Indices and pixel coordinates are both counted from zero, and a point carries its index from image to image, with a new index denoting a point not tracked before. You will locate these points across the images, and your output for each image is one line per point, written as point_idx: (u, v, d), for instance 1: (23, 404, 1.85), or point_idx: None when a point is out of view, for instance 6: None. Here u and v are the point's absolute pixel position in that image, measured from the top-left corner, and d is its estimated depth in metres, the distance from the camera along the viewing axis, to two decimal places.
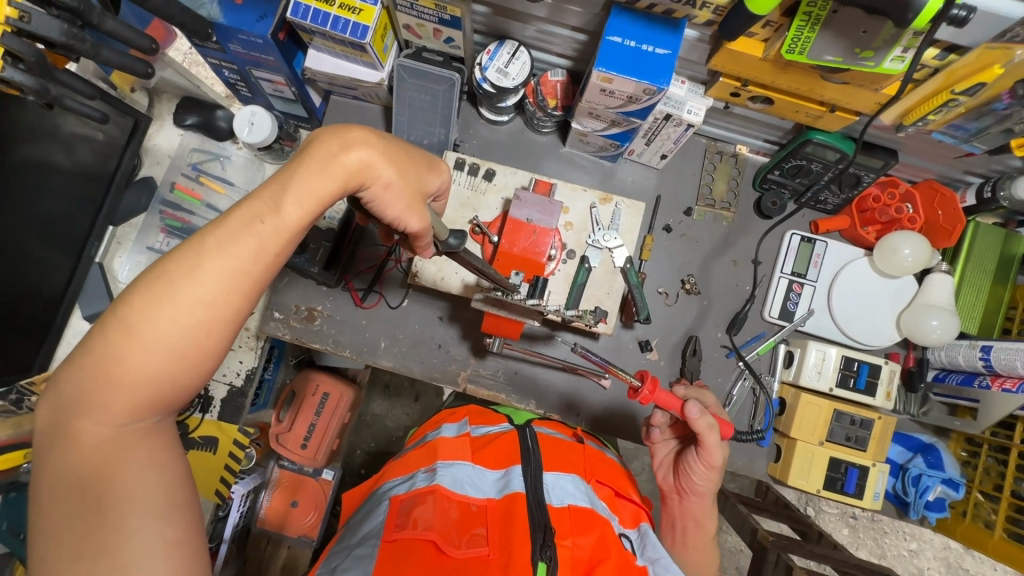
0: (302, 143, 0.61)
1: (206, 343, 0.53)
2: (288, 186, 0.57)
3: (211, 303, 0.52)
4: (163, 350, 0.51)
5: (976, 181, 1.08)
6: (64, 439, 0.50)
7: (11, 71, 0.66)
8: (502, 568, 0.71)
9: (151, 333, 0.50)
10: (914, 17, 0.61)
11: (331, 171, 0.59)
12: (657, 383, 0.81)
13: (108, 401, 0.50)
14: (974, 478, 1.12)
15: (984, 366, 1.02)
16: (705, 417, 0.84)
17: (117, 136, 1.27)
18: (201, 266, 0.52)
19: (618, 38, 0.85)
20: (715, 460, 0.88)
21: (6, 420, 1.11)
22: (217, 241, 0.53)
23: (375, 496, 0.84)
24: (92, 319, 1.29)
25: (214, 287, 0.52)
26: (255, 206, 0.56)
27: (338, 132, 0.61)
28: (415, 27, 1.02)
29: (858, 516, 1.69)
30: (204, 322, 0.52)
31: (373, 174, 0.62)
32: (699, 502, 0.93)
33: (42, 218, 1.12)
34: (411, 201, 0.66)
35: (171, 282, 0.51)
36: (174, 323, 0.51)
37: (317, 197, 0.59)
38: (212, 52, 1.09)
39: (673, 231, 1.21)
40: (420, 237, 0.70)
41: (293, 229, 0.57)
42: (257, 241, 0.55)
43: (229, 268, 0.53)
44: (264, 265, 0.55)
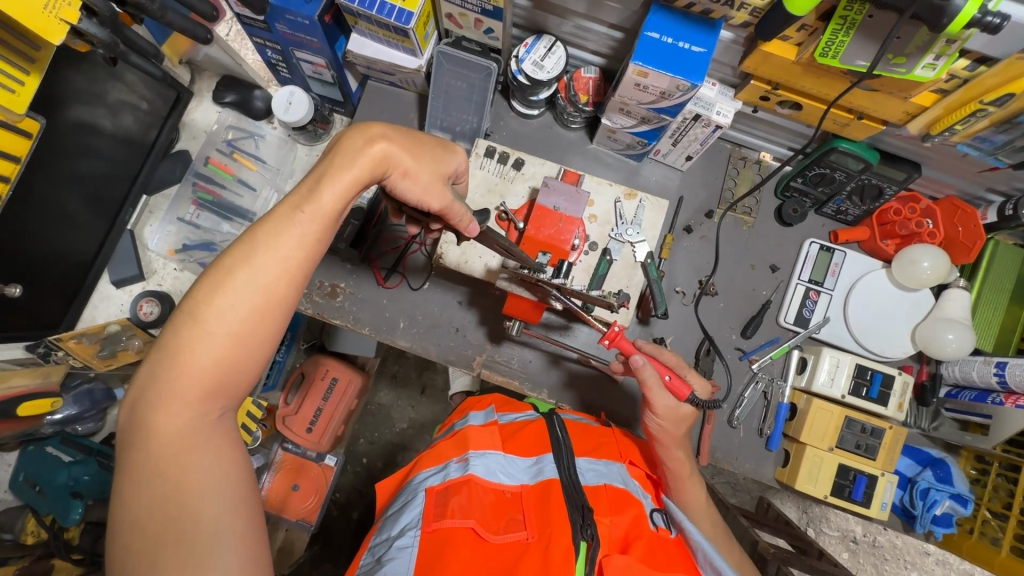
0: (329, 145, 0.65)
1: (260, 329, 0.58)
2: (322, 178, 0.62)
3: (265, 287, 0.57)
4: (226, 334, 0.56)
5: (997, 200, 1.09)
6: (142, 430, 0.54)
7: (88, 24, 0.76)
8: (542, 550, 0.70)
9: (214, 319, 0.55)
10: (948, 22, 0.64)
11: (358, 161, 0.63)
12: (619, 332, 0.90)
13: (182, 389, 0.55)
14: (984, 496, 1.14)
15: (998, 382, 1.03)
16: (647, 367, 0.89)
17: (161, 107, 1.32)
18: (254, 255, 0.57)
19: (655, 34, 0.88)
20: (661, 412, 0.90)
21: (35, 369, 1.21)
22: (266, 236, 0.58)
23: (410, 487, 0.83)
24: (120, 283, 1.35)
25: (266, 274, 0.57)
26: (293, 198, 0.61)
27: (360, 129, 0.65)
28: (457, 17, 1.05)
29: (859, 541, 1.67)
30: (260, 305, 0.57)
31: (394, 162, 0.66)
32: (667, 454, 0.93)
33: (85, 180, 1.16)
34: (432, 182, 0.70)
35: (230, 270, 0.57)
36: (233, 310, 0.56)
37: (348, 185, 0.63)
38: (258, 31, 1.13)
39: (694, 232, 1.22)
40: (453, 217, 0.76)
41: (331, 214, 0.62)
42: (299, 230, 0.60)
43: (277, 258, 0.58)
44: (307, 251, 0.60)
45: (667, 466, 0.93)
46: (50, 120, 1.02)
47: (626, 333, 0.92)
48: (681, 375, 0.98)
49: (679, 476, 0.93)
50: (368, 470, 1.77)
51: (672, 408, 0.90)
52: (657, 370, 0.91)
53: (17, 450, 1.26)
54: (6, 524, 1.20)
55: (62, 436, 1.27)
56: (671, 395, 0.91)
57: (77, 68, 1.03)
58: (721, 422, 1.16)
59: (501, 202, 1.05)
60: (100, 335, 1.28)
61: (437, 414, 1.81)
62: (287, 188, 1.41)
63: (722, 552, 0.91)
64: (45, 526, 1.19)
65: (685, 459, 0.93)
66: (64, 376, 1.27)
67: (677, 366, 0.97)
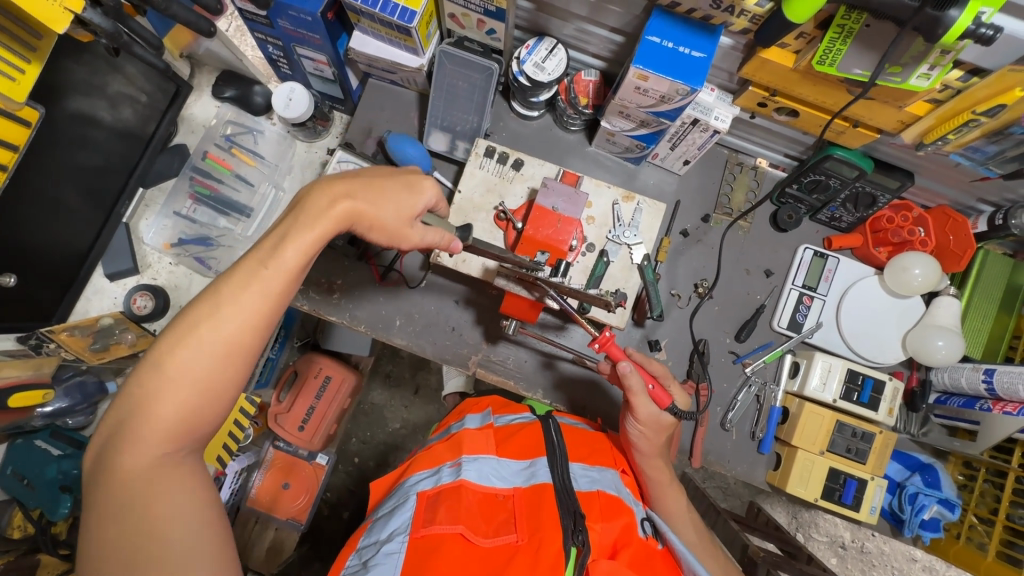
0: (294, 201, 0.66)
1: (225, 376, 0.59)
2: (286, 237, 0.62)
3: (229, 337, 0.59)
4: (190, 382, 0.58)
5: (988, 210, 1.11)
6: (108, 473, 0.56)
7: (92, 14, 0.76)
8: (532, 555, 0.70)
9: (177, 369, 0.57)
10: (942, 34, 0.66)
11: (320, 221, 0.64)
12: (610, 338, 0.91)
13: (146, 433, 0.56)
14: (971, 502, 1.15)
15: (987, 389, 1.05)
16: (634, 375, 0.89)
17: (159, 101, 1.32)
18: (219, 308, 0.59)
19: (656, 39, 0.89)
20: (642, 418, 0.91)
21: (28, 360, 1.19)
22: (230, 288, 0.60)
23: (402, 490, 0.83)
24: (114, 277, 1.35)
25: (231, 327, 0.59)
26: (258, 255, 0.62)
27: (324, 186, 0.66)
28: (460, 17, 1.05)
29: (847, 546, 1.68)
30: (224, 354, 0.59)
31: (361, 218, 0.67)
32: (647, 462, 0.94)
33: (81, 171, 1.15)
34: (398, 225, 0.71)
35: (194, 323, 0.58)
36: (197, 358, 0.58)
37: (311, 243, 0.63)
38: (260, 27, 1.13)
39: (690, 235, 1.23)
40: (430, 245, 0.77)
41: (292, 271, 0.62)
42: (261, 286, 0.61)
43: (239, 312, 0.59)
44: (271, 305, 0.61)
45: (647, 475, 0.95)
46: (48, 111, 1.01)
47: (616, 339, 0.93)
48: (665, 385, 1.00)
49: (661, 484, 0.94)
50: (360, 469, 1.77)
51: (654, 415, 0.91)
52: (642, 378, 0.92)
53: (6, 442, 1.23)
54: None
55: (52, 429, 1.26)
56: (653, 403, 0.92)
57: (78, 59, 1.02)
58: (714, 425, 1.17)
59: (500, 202, 1.06)
60: (93, 328, 1.28)
61: (430, 414, 1.81)
62: (285, 185, 1.40)
63: (704, 559, 0.92)
64: (33, 520, 1.18)
65: (663, 470, 0.95)
66: (55, 369, 1.24)
67: (663, 376, 0.99)
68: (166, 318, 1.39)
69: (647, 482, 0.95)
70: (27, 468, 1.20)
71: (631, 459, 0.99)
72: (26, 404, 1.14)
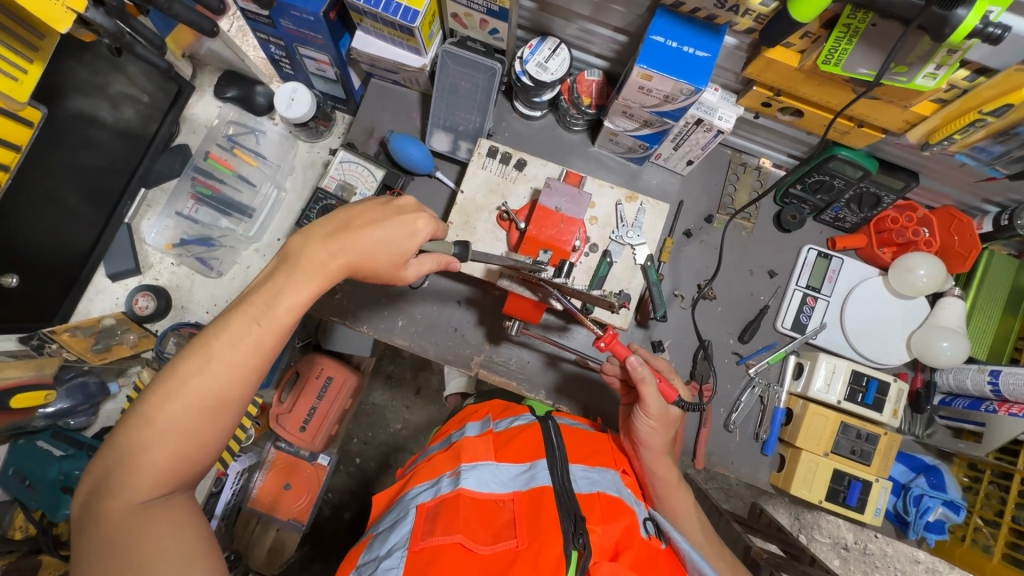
0: (288, 253, 0.70)
1: (213, 426, 0.62)
2: (280, 294, 0.66)
3: (220, 388, 0.62)
4: (179, 432, 0.60)
5: (993, 210, 1.11)
6: (97, 518, 0.58)
7: (94, 13, 0.76)
8: (532, 560, 0.70)
9: (166, 419, 0.60)
10: (950, 33, 0.65)
11: (314, 279, 0.68)
12: (615, 336, 0.91)
13: (134, 481, 0.58)
14: (975, 503, 1.15)
15: (992, 390, 1.04)
16: (643, 368, 0.89)
17: (161, 101, 1.32)
18: (210, 361, 0.62)
19: (660, 38, 0.89)
20: (653, 412, 0.90)
21: (29, 360, 1.18)
22: (222, 342, 0.63)
23: (402, 503, 0.84)
24: (115, 277, 1.35)
25: (221, 378, 0.62)
26: (252, 309, 0.65)
27: (318, 240, 0.70)
28: (462, 16, 1.05)
29: (850, 548, 1.68)
30: (213, 407, 0.62)
31: (355, 270, 0.72)
32: (651, 457, 0.94)
33: (83, 172, 1.15)
34: (391, 268, 0.74)
35: (185, 376, 0.61)
36: (186, 409, 0.60)
37: (304, 299, 0.67)
38: (262, 27, 1.13)
39: (693, 236, 1.23)
40: (428, 273, 0.81)
41: (286, 326, 0.66)
42: (254, 340, 0.64)
43: (230, 367, 0.62)
44: (262, 357, 0.65)
45: (652, 472, 0.95)
46: (51, 111, 1.01)
47: (620, 337, 0.92)
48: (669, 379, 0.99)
49: (664, 484, 0.94)
50: (362, 470, 1.77)
51: (662, 409, 0.91)
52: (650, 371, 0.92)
53: (7, 443, 1.23)
54: None
55: (53, 430, 1.25)
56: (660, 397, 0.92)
57: (79, 59, 1.02)
58: (717, 427, 1.16)
59: (503, 202, 1.06)
60: (95, 329, 1.29)
61: (432, 415, 1.80)
62: (287, 185, 1.40)
63: (710, 560, 0.91)
64: (34, 521, 1.18)
65: (666, 469, 0.94)
66: (58, 369, 1.23)
67: (668, 371, 0.99)
68: (168, 319, 1.38)
69: (652, 481, 0.95)
70: (29, 469, 1.20)
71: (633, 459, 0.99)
72: (28, 404, 1.14)
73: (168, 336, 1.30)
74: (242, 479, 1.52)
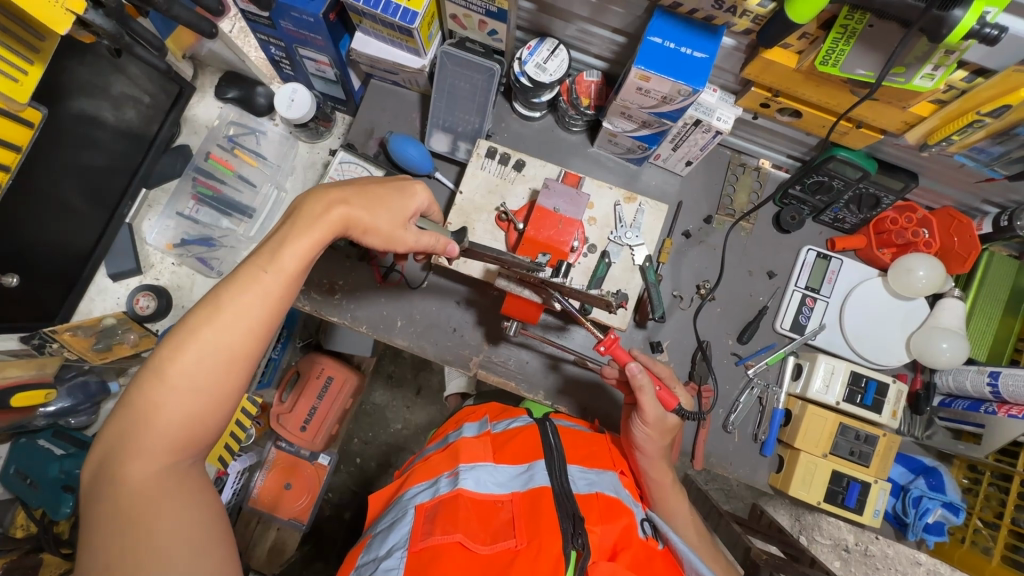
0: (291, 208, 0.69)
1: (227, 381, 0.60)
2: (285, 241, 0.65)
3: (231, 341, 0.60)
4: (191, 389, 0.59)
5: (993, 211, 1.10)
6: (111, 481, 0.56)
7: (94, 15, 0.77)
8: (532, 558, 0.70)
9: (177, 374, 0.58)
10: (946, 34, 0.65)
11: (316, 227, 0.66)
12: (615, 340, 0.90)
13: (148, 440, 0.57)
14: (975, 505, 1.15)
15: (991, 392, 1.04)
16: (644, 376, 0.88)
17: (163, 101, 1.32)
18: (219, 312, 0.60)
19: (658, 39, 0.89)
20: (650, 420, 0.90)
21: (30, 360, 1.18)
22: (230, 294, 0.61)
23: (400, 503, 0.84)
24: (116, 277, 1.35)
25: (231, 331, 0.60)
26: (256, 260, 0.64)
27: (319, 194, 0.69)
28: (461, 18, 1.05)
29: (851, 549, 1.67)
30: (224, 361, 0.60)
31: (355, 224, 0.70)
32: (649, 463, 0.94)
33: (85, 171, 1.16)
34: (391, 228, 0.74)
35: (193, 329, 0.59)
36: (198, 364, 0.59)
37: (309, 246, 0.66)
38: (262, 28, 1.14)
39: (692, 236, 1.23)
40: (425, 248, 0.81)
41: (293, 273, 0.64)
42: (262, 288, 0.62)
43: (239, 320, 0.61)
44: (269, 310, 0.63)
45: (649, 476, 0.95)
46: (52, 112, 1.01)
47: (621, 341, 0.92)
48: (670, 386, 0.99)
49: (661, 485, 0.94)
50: (362, 470, 1.77)
51: (660, 416, 0.90)
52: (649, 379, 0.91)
53: (9, 442, 1.24)
54: None
55: (54, 428, 1.26)
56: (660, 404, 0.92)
57: (81, 60, 1.03)
58: (717, 427, 1.16)
59: (502, 203, 1.06)
60: (96, 328, 1.29)
61: (432, 415, 1.80)
62: (287, 185, 1.40)
63: (707, 561, 0.91)
64: (35, 519, 1.19)
65: (665, 473, 0.94)
66: (58, 368, 1.24)
67: (668, 378, 0.99)
68: (169, 318, 1.39)
69: (649, 483, 0.95)
70: (30, 468, 1.20)
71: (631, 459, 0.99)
72: (29, 403, 1.15)
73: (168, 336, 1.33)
74: (242, 479, 1.54)
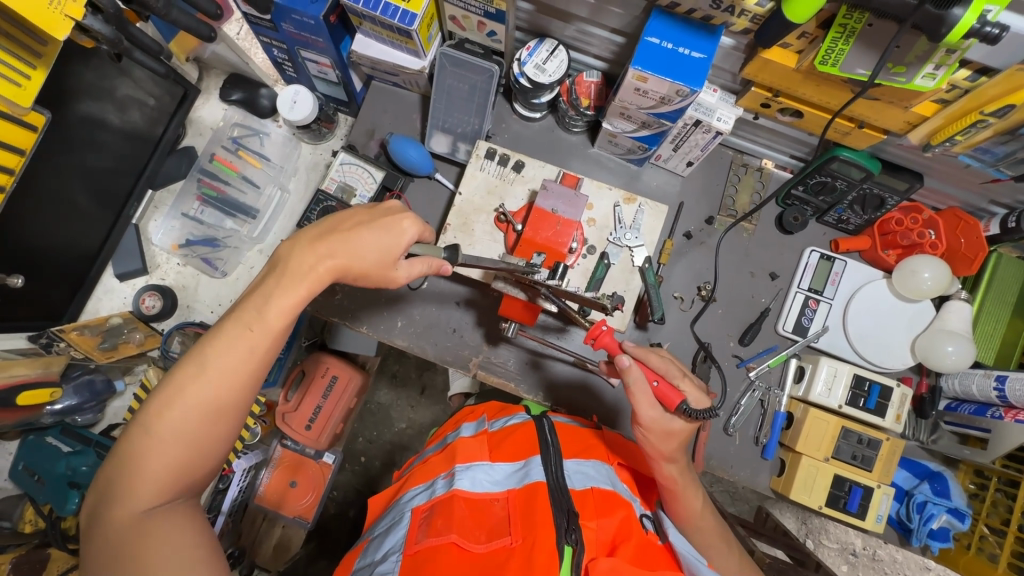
0: (280, 258, 0.70)
1: (213, 432, 0.65)
2: (270, 298, 0.67)
3: (217, 395, 0.64)
4: (179, 440, 0.63)
5: (1001, 212, 1.08)
6: (103, 525, 0.60)
7: (93, 20, 0.78)
8: (525, 555, 0.70)
9: (165, 428, 0.62)
10: (946, 32, 0.64)
11: (302, 283, 0.68)
12: (601, 330, 0.86)
13: (136, 488, 0.61)
14: (981, 511, 1.13)
15: (998, 396, 1.02)
16: (634, 368, 0.82)
17: (168, 103, 1.34)
18: (205, 370, 0.64)
19: (655, 39, 0.88)
20: (647, 422, 0.83)
21: (36, 359, 1.21)
22: (216, 351, 0.64)
23: (398, 506, 0.86)
24: (123, 277, 1.38)
25: (216, 386, 0.64)
26: (243, 317, 0.66)
27: (308, 245, 0.69)
28: (460, 19, 1.06)
29: (859, 554, 1.65)
30: (210, 414, 0.64)
31: (348, 271, 0.71)
32: (658, 466, 0.86)
33: (92, 173, 1.18)
34: (382, 268, 0.73)
35: (180, 385, 0.63)
36: (185, 419, 0.63)
37: (292, 303, 0.68)
38: (264, 31, 1.15)
39: (693, 238, 1.22)
40: (419, 277, 0.79)
41: (279, 331, 0.67)
42: (248, 346, 0.65)
43: (224, 375, 0.64)
44: (256, 362, 0.66)
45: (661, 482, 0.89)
46: (57, 115, 1.03)
47: (612, 331, 0.87)
48: (672, 381, 0.85)
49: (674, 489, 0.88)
50: (366, 469, 1.78)
51: (658, 418, 0.82)
52: (642, 375, 0.83)
53: (19, 438, 1.28)
54: (4, 512, 1.24)
55: (63, 426, 1.29)
56: (659, 404, 0.82)
57: (87, 64, 1.04)
58: (717, 430, 1.15)
59: (500, 205, 1.06)
60: (102, 327, 1.31)
61: (436, 415, 1.81)
62: (290, 187, 1.41)
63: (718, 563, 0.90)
64: (43, 515, 1.21)
65: (677, 474, 0.86)
66: (65, 367, 1.26)
67: (670, 370, 0.85)
68: (174, 318, 1.41)
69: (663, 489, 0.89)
70: (38, 464, 1.23)
71: (635, 456, 0.97)
72: (36, 401, 1.18)
73: (173, 335, 1.35)
74: (248, 476, 1.53)
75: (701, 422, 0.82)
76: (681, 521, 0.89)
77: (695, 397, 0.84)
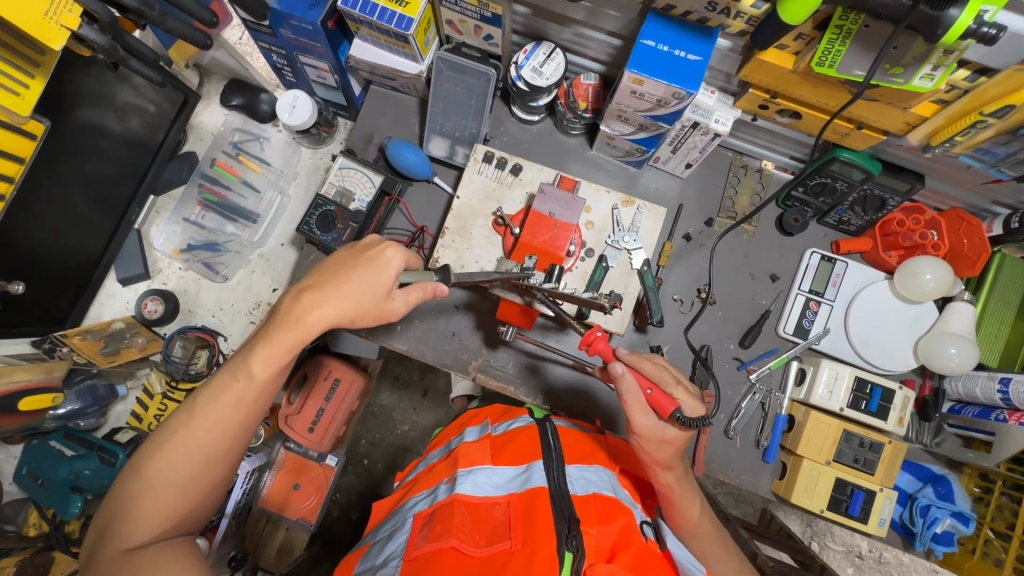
0: (271, 309, 0.73)
1: (203, 476, 0.70)
2: (257, 350, 0.70)
3: (205, 443, 0.69)
4: (171, 483, 0.69)
5: (1004, 212, 1.07)
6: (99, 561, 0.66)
7: (89, 30, 0.79)
8: (525, 559, 0.70)
9: (156, 472, 0.68)
10: (942, 34, 0.64)
11: (294, 332, 0.70)
12: (595, 337, 0.86)
13: (130, 527, 0.67)
14: (986, 515, 1.11)
15: (1002, 398, 1.01)
16: (627, 376, 0.81)
17: (168, 109, 1.35)
18: (193, 419, 0.69)
19: (651, 42, 0.88)
20: (641, 430, 0.82)
21: (38, 364, 1.21)
22: (205, 400, 0.70)
23: (402, 511, 0.86)
24: (126, 281, 1.39)
25: (203, 435, 0.69)
26: (231, 367, 0.71)
27: (294, 298, 0.71)
28: (457, 23, 1.06)
29: (864, 556, 1.64)
30: (200, 460, 0.70)
31: (345, 320, 0.72)
32: (656, 473, 0.85)
33: (93, 180, 1.19)
34: (377, 304, 0.73)
35: (171, 433, 0.69)
36: (175, 463, 0.69)
37: (280, 354, 0.70)
38: (263, 36, 1.15)
39: (693, 240, 1.22)
40: (417, 303, 0.79)
41: (264, 381, 0.71)
42: (235, 395, 0.70)
43: (212, 425, 0.70)
44: (244, 411, 0.71)
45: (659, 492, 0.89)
46: (57, 122, 1.04)
47: (606, 338, 0.87)
48: (666, 388, 0.84)
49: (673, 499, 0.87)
50: (369, 471, 1.79)
51: (653, 426, 0.81)
52: (636, 382, 0.82)
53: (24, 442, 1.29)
54: (8, 516, 1.25)
55: (65, 430, 1.28)
56: (653, 411, 0.81)
57: (86, 71, 1.05)
58: (717, 433, 1.15)
59: (498, 208, 1.06)
60: (105, 332, 1.32)
61: (438, 417, 1.81)
62: (290, 191, 1.43)
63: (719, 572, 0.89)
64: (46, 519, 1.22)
65: (674, 481, 0.86)
66: (67, 372, 1.28)
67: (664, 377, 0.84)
68: (176, 323, 1.42)
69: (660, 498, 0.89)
70: (41, 468, 1.24)
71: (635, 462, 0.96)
72: (38, 407, 1.18)
73: (174, 340, 1.35)
74: (252, 479, 1.53)
75: (696, 429, 0.81)
76: (680, 529, 0.89)
77: (689, 405, 0.83)
